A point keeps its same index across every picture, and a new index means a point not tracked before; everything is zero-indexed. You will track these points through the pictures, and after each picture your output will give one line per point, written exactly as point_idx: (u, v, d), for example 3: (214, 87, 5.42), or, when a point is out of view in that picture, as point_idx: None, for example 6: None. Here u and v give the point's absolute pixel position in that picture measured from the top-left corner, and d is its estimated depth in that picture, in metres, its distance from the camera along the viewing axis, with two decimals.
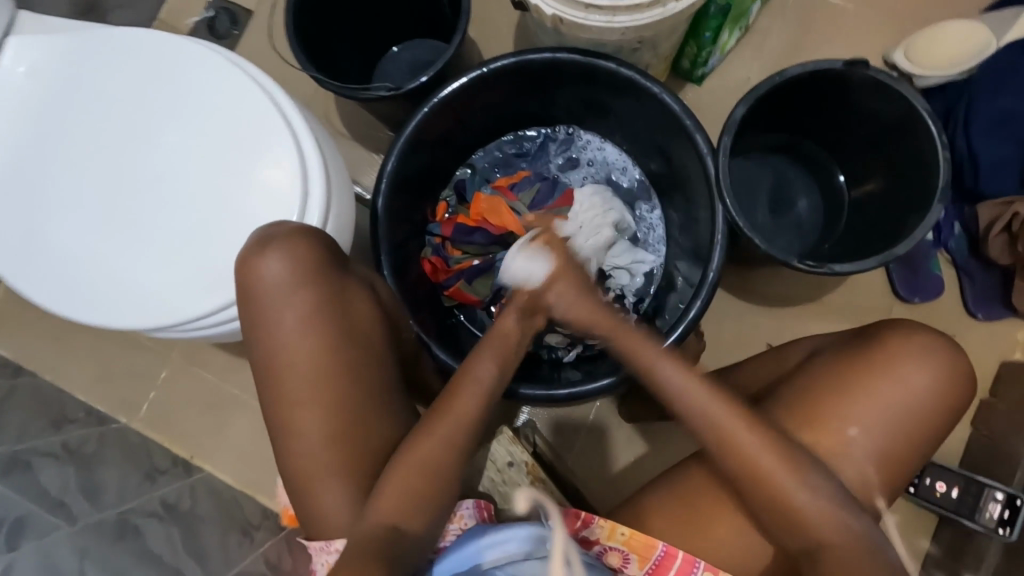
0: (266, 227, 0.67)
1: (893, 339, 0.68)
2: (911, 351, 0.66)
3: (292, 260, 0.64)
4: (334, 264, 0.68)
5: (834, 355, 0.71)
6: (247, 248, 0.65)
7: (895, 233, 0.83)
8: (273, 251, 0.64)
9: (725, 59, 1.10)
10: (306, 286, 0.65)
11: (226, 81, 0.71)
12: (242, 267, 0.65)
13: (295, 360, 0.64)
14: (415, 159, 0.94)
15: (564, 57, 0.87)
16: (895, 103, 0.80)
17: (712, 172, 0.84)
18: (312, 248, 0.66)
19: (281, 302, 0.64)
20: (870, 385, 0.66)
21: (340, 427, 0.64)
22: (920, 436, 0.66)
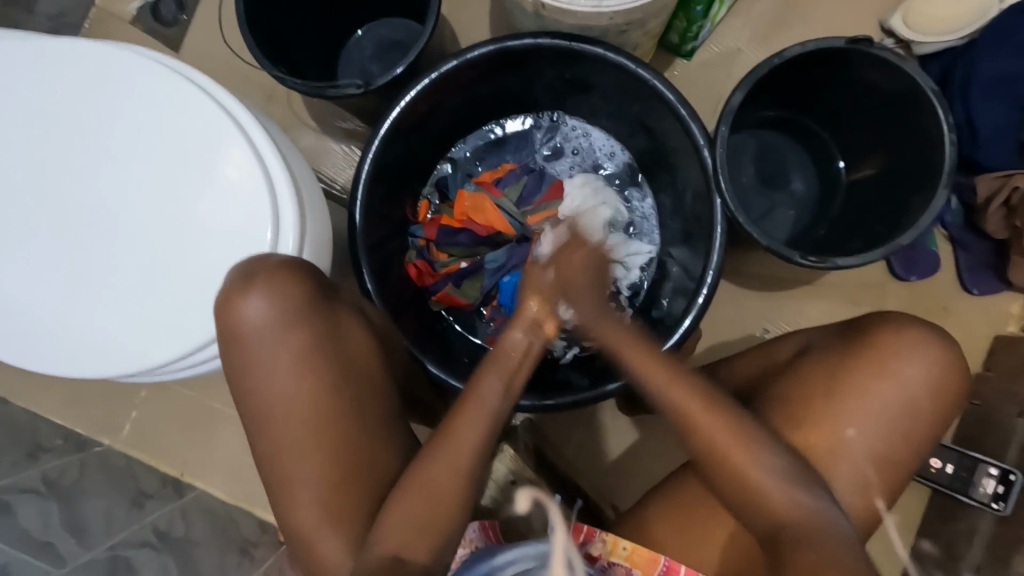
0: (248, 261, 0.61)
1: (885, 336, 0.65)
2: (905, 348, 0.64)
3: (279, 297, 0.59)
4: (324, 296, 0.63)
5: (827, 351, 0.68)
6: (228, 285, 0.59)
7: (897, 216, 0.79)
8: (258, 288, 0.59)
9: (715, 29, 1.03)
10: (297, 325, 0.60)
11: (176, 96, 0.63)
12: (224, 304, 0.59)
13: (291, 404, 0.59)
14: (392, 161, 0.88)
15: (546, 43, 0.80)
16: (898, 80, 0.75)
17: (709, 164, 0.79)
18: (303, 282, 0.61)
19: (270, 344, 0.59)
20: (865, 383, 0.64)
21: (340, 470, 0.60)
22: (916, 436, 0.64)
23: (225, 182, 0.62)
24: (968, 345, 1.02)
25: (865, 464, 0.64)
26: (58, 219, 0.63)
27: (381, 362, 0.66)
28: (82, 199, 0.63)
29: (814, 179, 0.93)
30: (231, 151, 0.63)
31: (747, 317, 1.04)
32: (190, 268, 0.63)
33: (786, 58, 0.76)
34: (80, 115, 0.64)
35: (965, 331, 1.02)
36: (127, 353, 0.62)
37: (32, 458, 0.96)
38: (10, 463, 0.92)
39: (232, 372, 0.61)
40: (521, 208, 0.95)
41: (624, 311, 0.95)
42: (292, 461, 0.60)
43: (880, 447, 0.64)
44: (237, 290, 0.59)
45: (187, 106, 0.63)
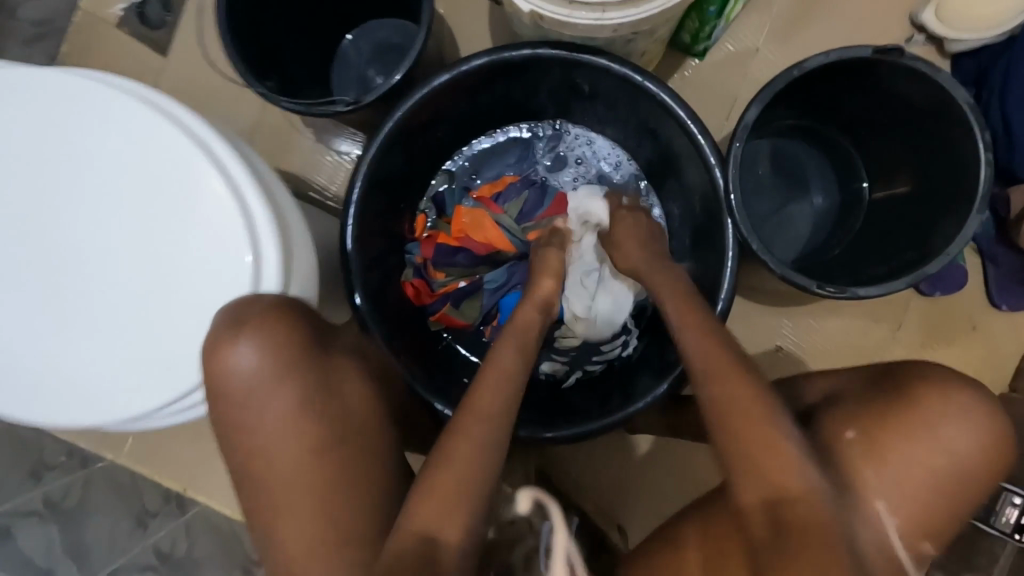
0: (236, 304, 0.56)
1: (928, 391, 0.59)
2: (951, 406, 0.58)
3: (267, 347, 0.56)
4: (315, 341, 0.58)
5: (859, 402, 0.62)
6: (213, 332, 0.56)
7: (924, 237, 0.74)
8: (244, 338, 0.55)
9: (729, 26, 0.96)
10: (286, 378, 0.56)
11: (148, 128, 0.60)
12: (209, 354, 0.55)
13: (282, 461, 0.55)
14: (385, 179, 0.84)
15: (546, 53, 0.75)
16: (930, 92, 0.69)
17: (721, 184, 0.74)
18: (290, 327, 0.56)
19: (258, 394, 0.56)
20: (903, 442, 0.58)
21: (328, 534, 0.54)
22: (953, 502, 0.59)
23: (205, 220, 0.59)
24: (994, 364, 0.96)
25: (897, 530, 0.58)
26: (34, 262, 0.60)
27: (376, 403, 0.62)
28: (60, 241, 0.60)
29: (833, 192, 0.87)
30: (210, 187, 0.59)
31: (760, 333, 0.99)
32: (174, 312, 0.60)
33: (806, 69, 0.70)
34: (52, 150, 0.60)
35: (991, 348, 0.96)
36: (111, 401, 0.60)
37: (34, 478, 0.96)
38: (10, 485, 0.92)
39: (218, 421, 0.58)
40: (521, 224, 0.91)
41: (629, 332, 0.91)
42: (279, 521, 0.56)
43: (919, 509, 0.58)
44: (221, 340, 0.56)
45: (162, 140, 0.59)
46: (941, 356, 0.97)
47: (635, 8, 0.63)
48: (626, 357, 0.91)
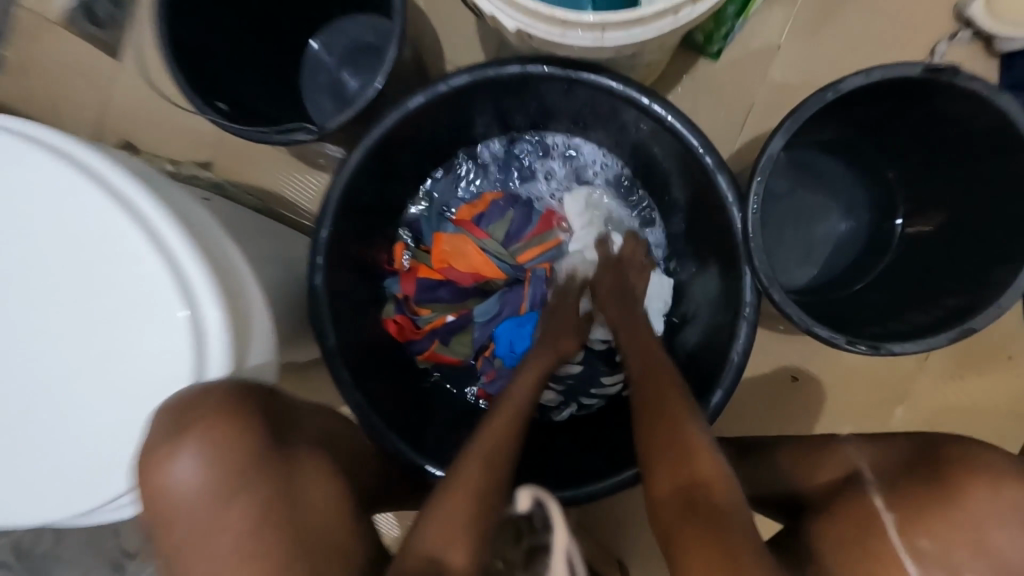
0: (177, 399, 0.42)
1: (973, 491, 0.49)
2: (1002, 511, 0.48)
3: (220, 462, 0.41)
4: (278, 444, 0.43)
5: (892, 492, 0.52)
6: (149, 436, 0.41)
7: (970, 281, 0.64)
8: (187, 447, 0.40)
9: (747, 23, 0.84)
10: (237, 496, 0.41)
11: (63, 182, 0.51)
12: (141, 468, 0.42)
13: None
14: (359, 202, 0.75)
15: (537, 71, 0.65)
16: (986, 116, 0.59)
17: (739, 226, 0.65)
18: (250, 430, 0.42)
19: (201, 523, 0.41)
20: (940, 553, 0.49)
21: None
22: None
23: (134, 291, 0.49)
24: None
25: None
26: None
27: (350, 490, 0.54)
28: None
29: (861, 216, 0.78)
30: (139, 254, 0.49)
31: (774, 364, 0.91)
32: (105, 404, 0.51)
33: (840, 91, 0.59)
34: None
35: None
36: (45, 506, 0.52)
37: None
38: None
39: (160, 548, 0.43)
40: (510, 247, 0.82)
41: None
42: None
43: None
44: (156, 451, 0.41)
45: (84, 198, 0.50)
46: (971, 387, 0.89)
47: (641, 27, 0.53)
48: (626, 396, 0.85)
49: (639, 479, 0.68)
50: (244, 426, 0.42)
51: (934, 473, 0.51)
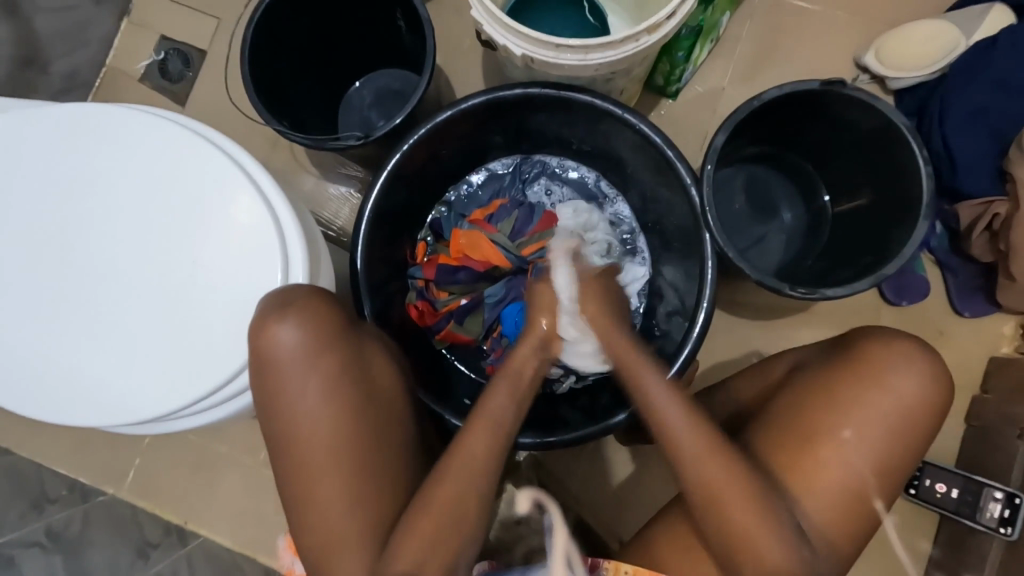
0: (278, 292, 0.60)
1: (874, 349, 0.67)
2: (895, 360, 0.66)
3: (313, 329, 0.58)
4: (347, 324, 0.61)
5: (822, 365, 0.69)
6: (261, 312, 0.58)
7: (883, 246, 0.81)
8: (288, 318, 0.57)
9: (697, 71, 1.08)
10: (325, 353, 0.58)
11: (182, 150, 0.67)
12: (255, 329, 0.58)
13: (316, 432, 0.57)
14: (395, 198, 0.91)
15: (536, 92, 0.84)
16: (874, 118, 0.79)
17: (697, 202, 0.82)
18: (332, 309, 0.60)
19: (297, 374, 0.57)
20: (857, 397, 0.65)
21: (363, 497, 0.57)
22: (912, 441, 0.65)
23: (234, 230, 0.65)
24: (963, 367, 1.03)
25: (851, 498, 0.64)
26: (71, 278, 0.65)
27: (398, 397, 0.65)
28: (98, 255, 0.65)
29: (800, 208, 0.96)
30: (243, 203, 0.65)
31: (745, 346, 1.05)
32: (201, 319, 0.64)
33: (764, 100, 0.80)
34: (95, 173, 0.67)
35: (958, 353, 1.03)
36: (140, 409, 0.63)
37: (37, 510, 0.97)
38: (12, 519, 0.92)
39: (259, 399, 0.58)
40: (517, 241, 0.96)
41: None
42: (312, 486, 0.57)
43: (873, 454, 0.64)
44: (263, 320, 0.58)
45: (199, 163, 0.66)
46: None
47: (613, 49, 0.73)
48: None
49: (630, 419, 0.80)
50: (327, 304, 0.61)
51: (846, 352, 0.68)
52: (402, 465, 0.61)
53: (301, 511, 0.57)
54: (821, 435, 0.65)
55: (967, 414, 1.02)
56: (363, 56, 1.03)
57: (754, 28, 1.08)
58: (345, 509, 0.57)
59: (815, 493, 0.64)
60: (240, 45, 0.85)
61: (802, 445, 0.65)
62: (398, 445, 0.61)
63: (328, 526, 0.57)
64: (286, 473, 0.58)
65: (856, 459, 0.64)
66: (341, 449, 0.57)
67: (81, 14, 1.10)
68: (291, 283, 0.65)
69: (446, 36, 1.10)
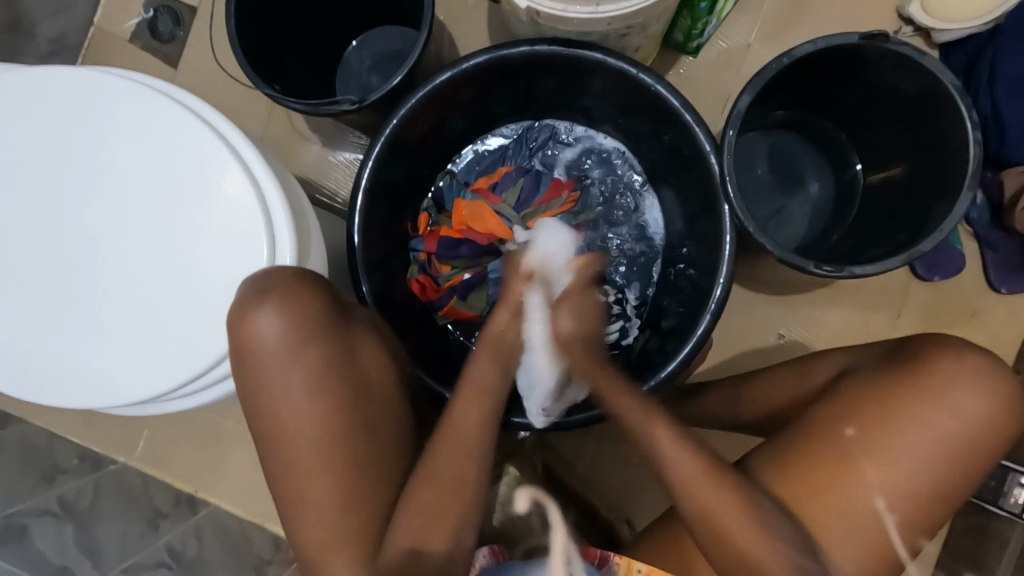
0: (260, 275, 0.57)
1: (940, 361, 0.63)
2: (964, 377, 0.62)
3: (291, 317, 0.55)
4: (336, 308, 0.58)
5: (874, 373, 0.66)
6: (238, 301, 0.55)
7: (922, 223, 0.74)
8: (267, 307, 0.55)
9: (721, 25, 0.99)
10: (307, 345, 0.55)
11: (158, 119, 0.62)
12: (235, 320, 0.55)
13: (302, 421, 0.55)
14: (393, 167, 0.85)
15: (543, 50, 0.77)
16: (919, 78, 0.71)
17: (718, 172, 0.76)
18: (315, 295, 0.57)
19: (279, 366, 0.55)
20: (911, 412, 0.62)
21: (355, 488, 0.56)
22: (964, 465, 0.62)
23: (218, 207, 0.62)
24: (997, 348, 0.97)
25: (891, 517, 0.61)
26: (50, 255, 0.62)
27: (396, 381, 0.61)
28: (78, 232, 0.62)
29: (830, 177, 0.89)
30: (225, 175, 0.61)
31: (763, 324, 0.99)
32: (186, 301, 0.62)
33: (795, 57, 0.72)
34: (68, 145, 0.63)
35: (992, 334, 0.97)
36: (128, 393, 0.61)
37: (49, 480, 0.98)
38: (25, 489, 0.93)
39: (242, 393, 0.56)
40: (521, 212, 0.92)
41: (630, 320, 0.93)
42: (301, 479, 0.55)
43: (918, 471, 0.61)
44: (252, 312, 0.55)
45: (179, 134, 0.62)
46: None
47: (627, 0, 0.66)
48: (627, 347, 0.93)
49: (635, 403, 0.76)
50: (316, 296, 0.57)
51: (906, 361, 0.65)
52: (398, 453, 0.59)
53: (292, 506, 0.56)
54: (863, 446, 0.62)
55: None
56: (359, 12, 0.96)
57: None
58: (339, 501, 0.55)
59: (846, 505, 0.62)
60: (227, 2, 0.79)
61: (843, 459, 0.62)
62: (392, 434, 0.59)
63: (318, 521, 0.55)
64: (275, 470, 0.56)
65: (900, 476, 0.61)
66: (329, 444, 0.55)
67: None
68: (278, 264, 0.61)
69: None
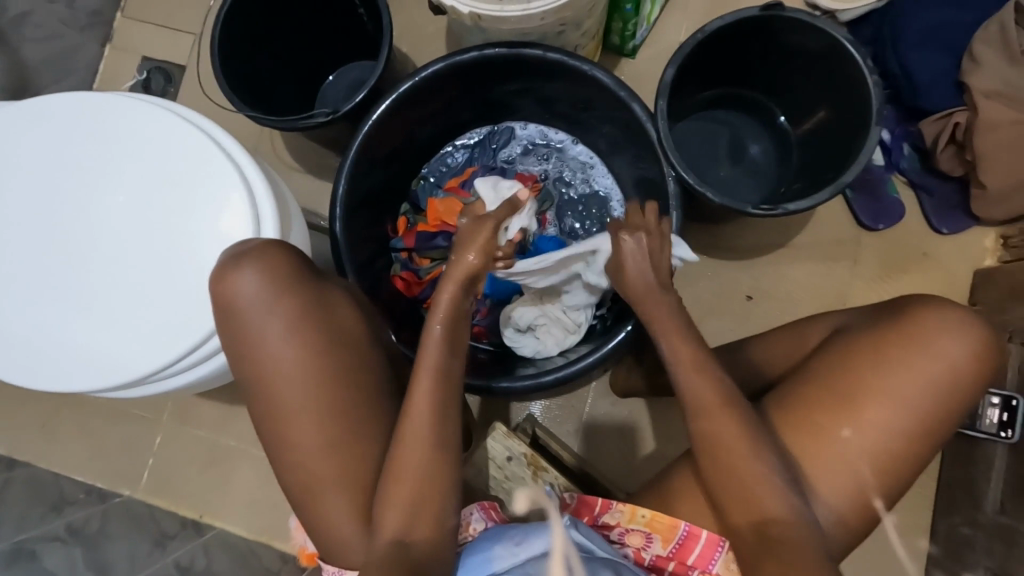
0: (235, 246, 0.65)
1: (924, 312, 0.65)
2: (943, 325, 0.64)
3: (263, 274, 0.62)
4: (308, 273, 0.65)
5: (865, 328, 0.68)
6: (220, 264, 0.63)
7: (844, 158, 0.84)
8: (243, 267, 0.62)
9: (653, 27, 1.11)
10: (283, 297, 0.63)
11: (153, 128, 0.71)
12: (213, 285, 0.63)
13: (280, 369, 0.61)
14: (369, 174, 0.94)
15: (491, 53, 0.87)
16: (818, 38, 0.82)
17: (655, 137, 0.85)
18: (286, 258, 0.64)
19: (255, 317, 0.62)
20: (889, 356, 0.64)
21: (340, 428, 0.62)
22: (952, 410, 0.64)
23: (208, 196, 0.69)
24: (951, 285, 1.03)
25: (861, 446, 0.63)
26: (57, 254, 0.69)
27: (368, 336, 0.68)
28: (81, 230, 0.69)
29: (765, 139, 0.98)
30: (215, 169, 0.69)
31: (731, 287, 1.05)
32: (180, 282, 0.68)
33: (708, 33, 0.82)
34: (70, 156, 0.71)
35: (943, 272, 1.03)
36: (131, 369, 0.66)
37: (55, 512, 1.00)
38: (33, 521, 0.95)
39: (227, 346, 0.63)
40: None
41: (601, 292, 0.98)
42: (286, 423, 0.62)
43: (911, 418, 0.63)
44: (227, 275, 0.62)
45: (171, 139, 0.70)
46: (901, 283, 1.03)
47: None
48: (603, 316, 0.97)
49: (597, 361, 0.81)
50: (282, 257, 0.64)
51: (897, 316, 0.66)
52: (382, 402, 0.65)
53: (282, 446, 0.62)
54: (862, 396, 0.64)
55: None
56: (332, 48, 1.07)
57: None
58: (327, 440, 0.61)
59: (840, 457, 0.63)
60: (211, 43, 0.90)
61: (835, 409, 0.64)
62: (375, 383, 0.65)
63: (311, 460, 0.61)
64: (264, 415, 0.62)
65: (894, 424, 0.63)
66: (313, 387, 0.62)
67: (66, 41, 1.15)
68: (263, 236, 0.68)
69: (409, 24, 1.14)
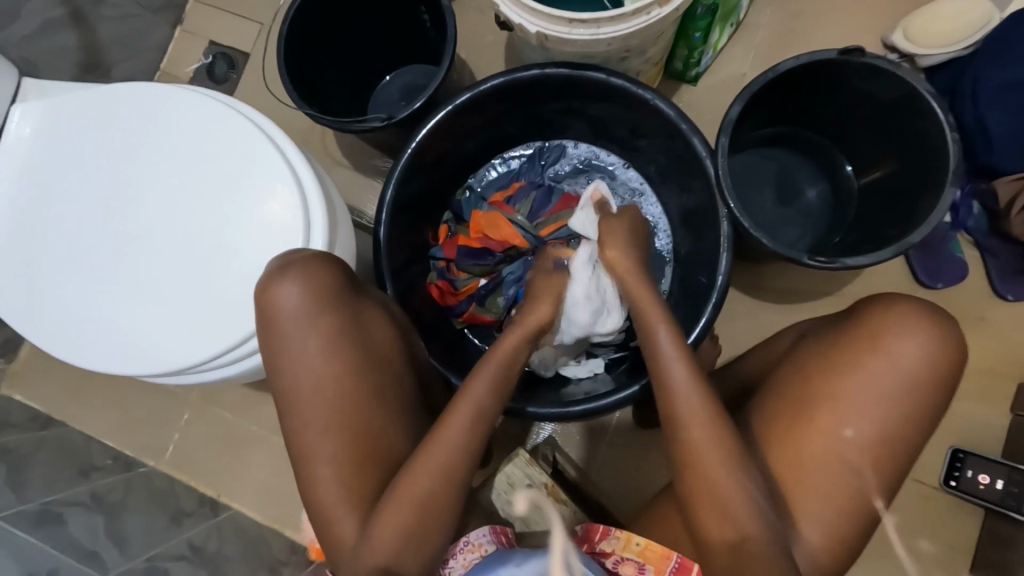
0: (283, 256, 0.65)
1: (877, 316, 0.63)
2: (896, 326, 0.62)
3: (309, 288, 0.62)
4: (349, 289, 0.65)
5: (825, 337, 0.66)
6: (266, 276, 0.63)
7: (911, 216, 0.80)
8: (289, 278, 0.63)
9: (717, 56, 1.08)
10: (324, 312, 0.63)
11: (215, 121, 0.72)
12: (259, 293, 0.63)
13: (314, 386, 0.62)
14: (416, 182, 0.93)
15: (552, 72, 0.86)
16: (894, 87, 0.78)
17: (713, 173, 0.82)
18: (330, 272, 0.64)
19: (297, 330, 0.62)
20: (855, 371, 0.61)
21: (363, 448, 0.61)
22: (919, 415, 0.61)
23: (257, 200, 0.69)
24: (1008, 354, 0.97)
25: (878, 451, 0.60)
26: (113, 239, 0.71)
27: (401, 355, 0.68)
28: (139, 218, 0.71)
29: (826, 185, 0.95)
30: (271, 167, 0.70)
31: (770, 331, 1.02)
32: (226, 279, 0.69)
33: (779, 72, 0.80)
34: (134, 144, 0.72)
35: (1003, 339, 0.98)
36: (170, 359, 0.68)
37: (84, 477, 1.04)
38: (64, 483, 0.99)
39: (265, 356, 0.64)
40: (534, 221, 0.98)
41: None
42: (311, 440, 0.61)
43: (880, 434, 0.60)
44: (268, 282, 0.63)
45: (231, 138, 0.71)
46: None
47: (624, 22, 0.75)
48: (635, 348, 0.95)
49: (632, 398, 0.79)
50: (327, 268, 0.65)
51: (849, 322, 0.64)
52: (406, 421, 0.64)
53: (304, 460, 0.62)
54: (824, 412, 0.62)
55: (1014, 404, 0.96)
56: (392, 50, 1.08)
57: (778, 10, 1.07)
58: (347, 458, 0.61)
59: (821, 483, 0.61)
60: (278, 39, 0.91)
61: (842, 443, 0.61)
62: (399, 401, 0.65)
63: (328, 478, 0.61)
64: (292, 427, 0.62)
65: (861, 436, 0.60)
66: (344, 405, 0.62)
67: (141, 21, 1.19)
68: (313, 246, 0.69)
69: (470, 32, 1.14)
